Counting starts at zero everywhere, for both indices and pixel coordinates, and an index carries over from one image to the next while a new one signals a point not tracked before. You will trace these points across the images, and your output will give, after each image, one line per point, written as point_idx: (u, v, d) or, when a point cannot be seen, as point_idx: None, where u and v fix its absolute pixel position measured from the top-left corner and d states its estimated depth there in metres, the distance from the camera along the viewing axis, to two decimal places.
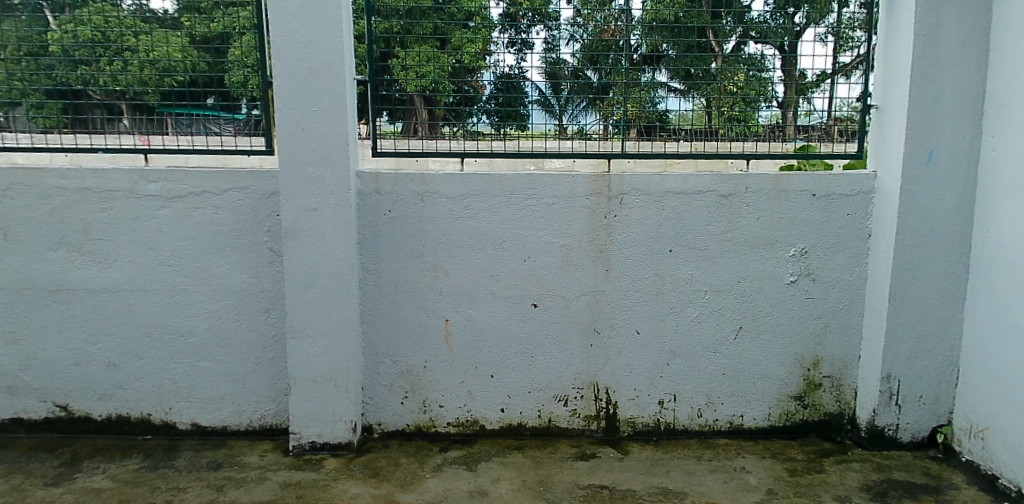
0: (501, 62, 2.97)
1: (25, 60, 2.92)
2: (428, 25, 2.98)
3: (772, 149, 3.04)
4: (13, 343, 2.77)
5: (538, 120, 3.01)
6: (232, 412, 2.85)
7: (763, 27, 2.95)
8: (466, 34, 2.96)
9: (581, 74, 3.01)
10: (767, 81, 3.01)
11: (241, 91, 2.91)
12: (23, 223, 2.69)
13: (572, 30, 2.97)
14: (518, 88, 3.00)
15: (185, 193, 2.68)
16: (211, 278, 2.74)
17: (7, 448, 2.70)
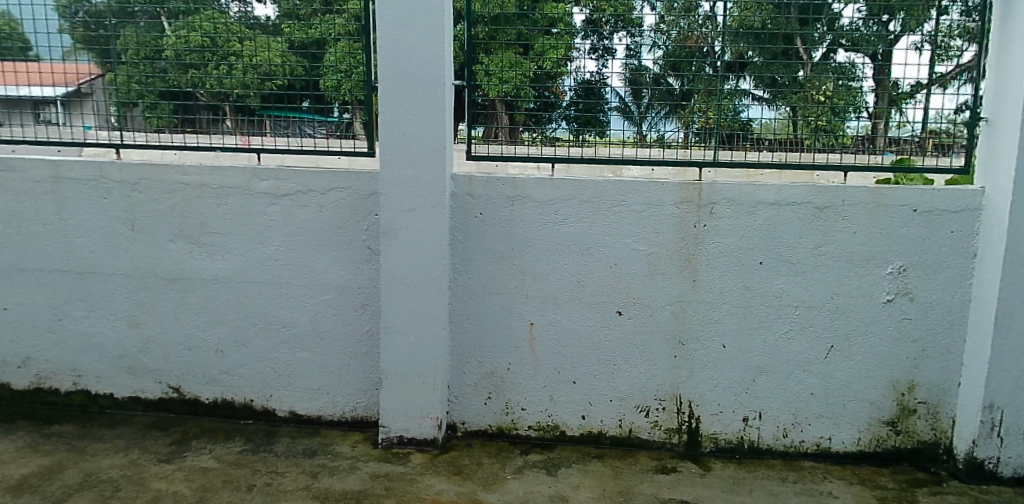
0: (583, 68, 3.00)
1: (142, 64, 3.11)
2: (513, 32, 3.02)
3: (867, 162, 2.90)
4: (136, 326, 2.97)
5: (615, 126, 3.00)
6: (327, 403, 2.95)
7: (853, 35, 2.85)
8: (550, 40, 3.00)
9: (663, 81, 2.97)
10: (857, 91, 2.89)
11: (335, 95, 3.03)
12: (149, 215, 2.88)
13: (654, 36, 2.95)
14: (598, 94, 3.00)
15: (293, 191, 2.81)
16: (312, 273, 2.85)
17: (126, 424, 2.89)
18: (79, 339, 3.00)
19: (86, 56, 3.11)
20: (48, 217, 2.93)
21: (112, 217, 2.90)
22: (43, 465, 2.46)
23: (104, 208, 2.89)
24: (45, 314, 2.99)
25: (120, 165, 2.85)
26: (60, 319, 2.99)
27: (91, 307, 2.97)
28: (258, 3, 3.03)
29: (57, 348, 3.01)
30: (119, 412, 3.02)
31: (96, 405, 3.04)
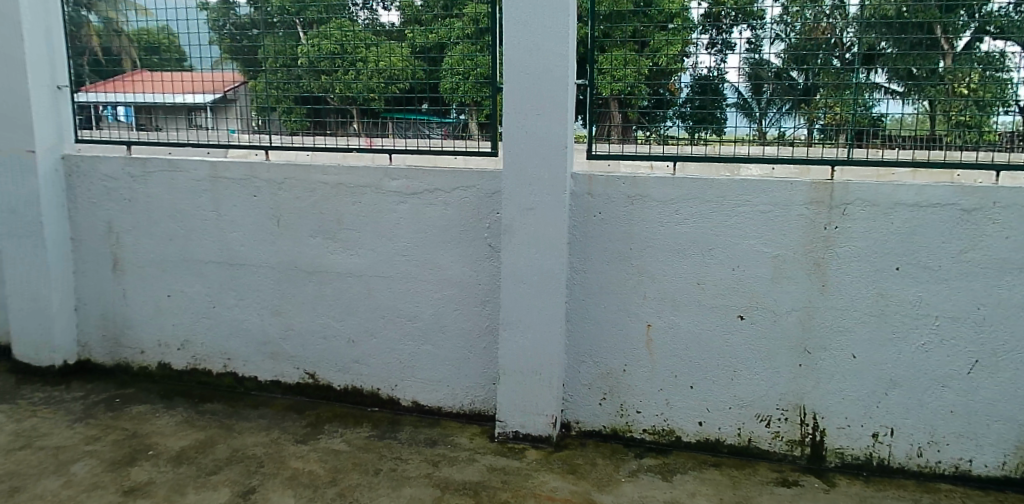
0: (700, 64, 2.91)
1: (280, 71, 3.31)
2: (629, 29, 2.98)
3: (1013, 160, 2.60)
4: (278, 315, 3.19)
5: (733, 123, 2.89)
6: (447, 395, 3.05)
7: (1003, 22, 2.58)
8: (666, 36, 2.93)
9: (786, 76, 2.82)
10: (1008, 83, 2.61)
11: (452, 97, 3.10)
12: (292, 211, 3.09)
13: (778, 28, 2.81)
14: (715, 90, 2.91)
15: (421, 190, 2.92)
16: (437, 269, 2.96)
17: (268, 405, 3.12)
18: (229, 325, 3.27)
19: (231, 65, 3.36)
20: (207, 213, 3.21)
21: (260, 213, 3.14)
22: (199, 438, 2.70)
23: (254, 204, 3.14)
24: (202, 301, 3.28)
25: (269, 165, 3.08)
26: (214, 306, 3.27)
27: (241, 295, 3.23)
28: (383, 10, 3.16)
29: (211, 332, 3.30)
30: (262, 393, 3.27)
31: (242, 386, 3.30)
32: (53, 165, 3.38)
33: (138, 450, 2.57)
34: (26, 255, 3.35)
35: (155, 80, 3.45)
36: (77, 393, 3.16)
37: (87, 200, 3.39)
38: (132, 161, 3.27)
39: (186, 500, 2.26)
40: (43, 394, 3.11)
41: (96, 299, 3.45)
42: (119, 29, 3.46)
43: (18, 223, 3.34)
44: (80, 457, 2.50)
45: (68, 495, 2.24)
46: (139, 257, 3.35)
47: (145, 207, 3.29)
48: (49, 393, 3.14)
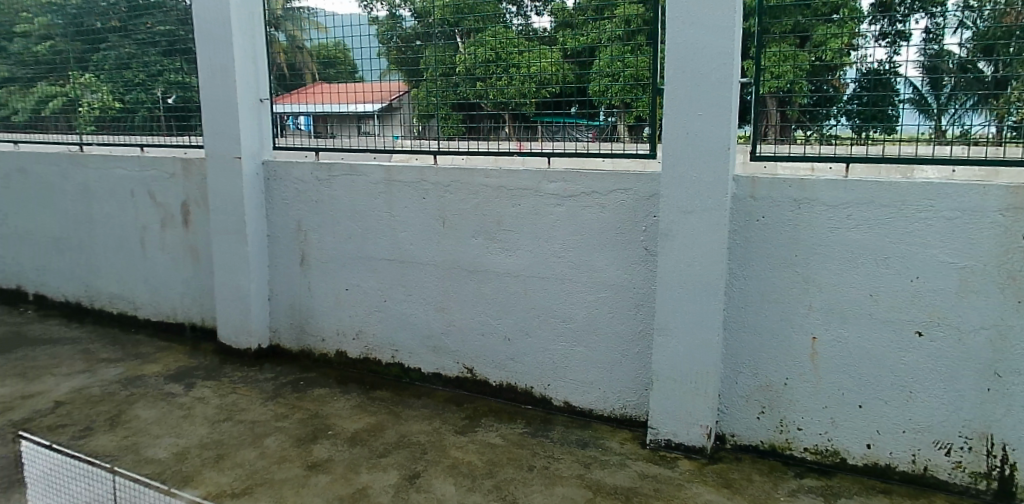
0: (870, 57, 2.69)
1: (440, 79, 3.47)
2: (790, 23, 2.81)
3: None
4: (440, 310, 3.36)
5: (908, 121, 2.65)
6: (598, 397, 3.07)
7: None
8: (830, 30, 2.74)
9: (971, 67, 2.54)
10: None
11: (601, 99, 3.09)
12: (456, 212, 3.25)
13: (963, 14, 2.52)
14: (887, 85, 2.68)
15: (579, 192, 2.95)
16: (593, 271, 2.98)
17: (430, 396, 3.30)
18: (397, 319, 3.49)
19: (397, 75, 3.55)
20: (381, 214, 3.45)
21: (428, 214, 3.32)
22: (370, 422, 2.91)
23: (423, 206, 3.33)
24: (374, 296, 3.53)
25: (437, 169, 3.26)
26: (384, 300, 3.50)
27: (408, 291, 3.43)
28: (537, 15, 3.15)
29: (381, 325, 3.54)
30: (424, 385, 3.46)
31: (407, 377, 3.50)
32: (255, 170, 3.76)
33: (318, 429, 2.81)
34: (231, 249, 3.77)
35: (330, 91, 3.72)
36: (269, 374, 3.51)
37: (281, 201, 3.75)
38: (319, 166, 3.58)
39: (360, 479, 2.44)
40: (242, 374, 3.49)
41: (284, 291, 3.80)
42: (302, 46, 3.80)
43: (225, 221, 3.76)
44: (271, 432, 2.77)
45: (262, 465, 2.49)
46: (322, 253, 3.66)
47: (326, 207, 3.60)
48: (246, 373, 3.51)
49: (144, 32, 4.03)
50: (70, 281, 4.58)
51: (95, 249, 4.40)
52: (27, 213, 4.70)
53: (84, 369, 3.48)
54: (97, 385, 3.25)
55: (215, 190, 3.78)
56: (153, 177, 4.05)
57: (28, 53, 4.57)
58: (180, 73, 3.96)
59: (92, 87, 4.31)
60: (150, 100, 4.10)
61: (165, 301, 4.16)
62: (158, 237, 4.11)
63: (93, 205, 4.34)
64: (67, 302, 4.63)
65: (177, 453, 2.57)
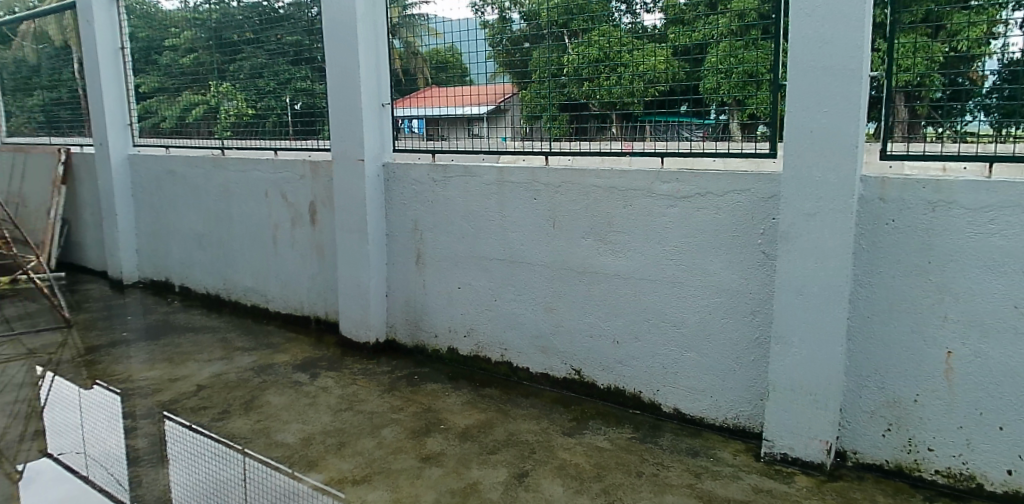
0: (1013, 46, 2.44)
1: (547, 80, 3.47)
2: (920, 12, 2.60)
3: None
4: (550, 311, 3.38)
5: None
6: (710, 406, 2.98)
7: None
8: (968, 17, 2.51)
9: None
10: None
11: (712, 97, 3.00)
12: (568, 213, 3.25)
13: None
14: None
15: (693, 193, 2.89)
16: (706, 275, 2.90)
17: (538, 396, 3.33)
18: (507, 318, 3.54)
19: (505, 78, 3.56)
20: (492, 214, 3.51)
21: (538, 215, 3.35)
22: (480, 419, 2.97)
23: (533, 207, 3.36)
24: (485, 295, 3.60)
25: (549, 170, 3.27)
26: (495, 300, 3.56)
27: (518, 291, 3.47)
28: (647, 12, 3.11)
29: (491, 323, 3.60)
30: (532, 385, 3.49)
31: (516, 376, 3.55)
32: (376, 172, 3.92)
33: (431, 423, 2.90)
34: (353, 247, 3.95)
35: (443, 95, 3.80)
36: (386, 367, 3.66)
37: (400, 202, 3.90)
38: (435, 168, 3.69)
39: (471, 474, 2.49)
40: (361, 366, 3.66)
41: (400, 288, 3.95)
42: (416, 52, 3.90)
43: (349, 220, 3.96)
44: (388, 423, 2.89)
45: (380, 455, 2.60)
46: (437, 252, 3.77)
47: (441, 207, 3.71)
48: (364, 365, 3.68)
49: (276, 43, 4.31)
50: (210, 275, 4.97)
51: (233, 245, 4.76)
52: (176, 212, 5.16)
53: (222, 356, 3.77)
54: (232, 371, 3.51)
55: (340, 191, 3.98)
56: (285, 179, 4.32)
57: (175, 65, 5.00)
58: (306, 80, 4.20)
59: (229, 95, 4.66)
60: (279, 106, 4.37)
61: (293, 295, 4.42)
62: (288, 235, 4.38)
63: (232, 204, 4.69)
64: (208, 293, 5.03)
65: (303, 438, 2.73)
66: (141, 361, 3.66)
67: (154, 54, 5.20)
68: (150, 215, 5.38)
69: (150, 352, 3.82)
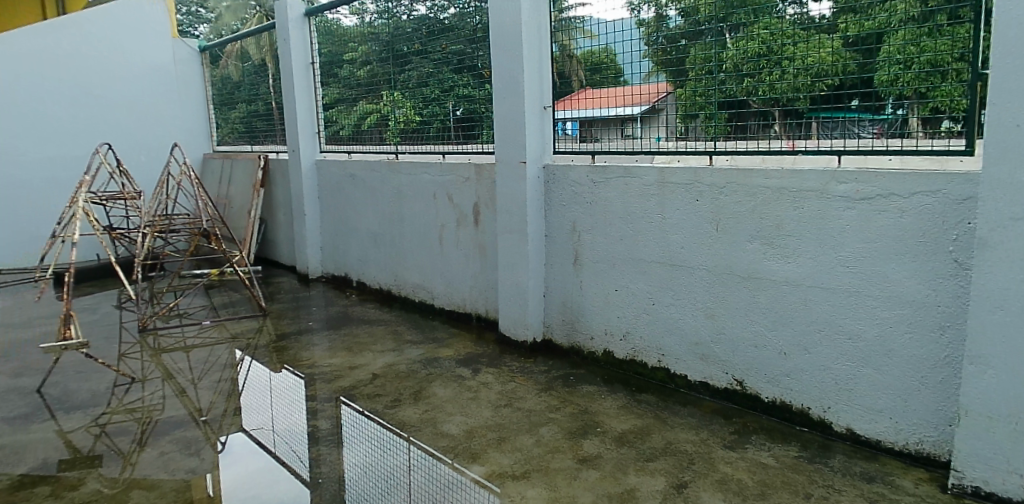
0: None
1: (705, 78, 3.32)
2: None
3: None
4: (711, 317, 3.26)
5: None
6: (889, 428, 2.72)
7: None
8: None
9: None
10: None
11: (888, 90, 2.75)
12: (733, 216, 3.12)
13: None
14: None
15: (874, 195, 2.66)
16: (889, 284, 2.65)
17: (697, 405, 3.23)
18: (666, 323, 3.45)
19: (660, 76, 3.47)
20: (652, 215, 3.44)
21: (701, 217, 3.24)
22: (636, 425, 2.92)
23: (695, 209, 3.25)
24: (643, 298, 3.54)
25: (713, 170, 3.16)
26: (654, 304, 3.49)
27: (678, 296, 3.38)
28: (815, 2, 2.93)
29: (649, 328, 3.53)
30: (690, 393, 3.39)
31: (673, 383, 3.46)
32: (536, 173, 3.97)
33: (588, 425, 2.90)
34: (513, 247, 4.05)
35: (598, 96, 3.78)
36: (543, 367, 3.72)
37: (559, 203, 3.93)
38: (595, 169, 3.68)
39: (628, 480, 2.46)
40: (519, 363, 3.74)
41: (558, 288, 3.99)
42: (572, 54, 3.92)
43: (510, 220, 4.05)
44: (546, 422, 2.93)
45: (538, 453, 2.64)
46: (595, 254, 3.76)
47: (600, 208, 3.69)
48: (522, 363, 3.77)
49: (441, 53, 4.53)
50: (383, 271, 5.33)
51: (404, 244, 5.06)
52: (353, 212, 5.59)
53: (393, 347, 4.03)
54: (402, 362, 3.73)
55: (503, 192, 4.10)
56: (452, 181, 4.53)
57: (352, 77, 5.42)
58: (467, 87, 4.38)
59: (398, 104, 4.97)
60: (443, 113, 4.59)
61: (457, 292, 4.62)
62: (454, 235, 4.59)
63: (404, 205, 5.00)
64: (380, 288, 5.40)
65: (467, 431, 2.84)
66: (322, 348, 4.00)
67: (334, 68, 5.67)
68: (331, 215, 5.88)
69: (330, 340, 4.17)
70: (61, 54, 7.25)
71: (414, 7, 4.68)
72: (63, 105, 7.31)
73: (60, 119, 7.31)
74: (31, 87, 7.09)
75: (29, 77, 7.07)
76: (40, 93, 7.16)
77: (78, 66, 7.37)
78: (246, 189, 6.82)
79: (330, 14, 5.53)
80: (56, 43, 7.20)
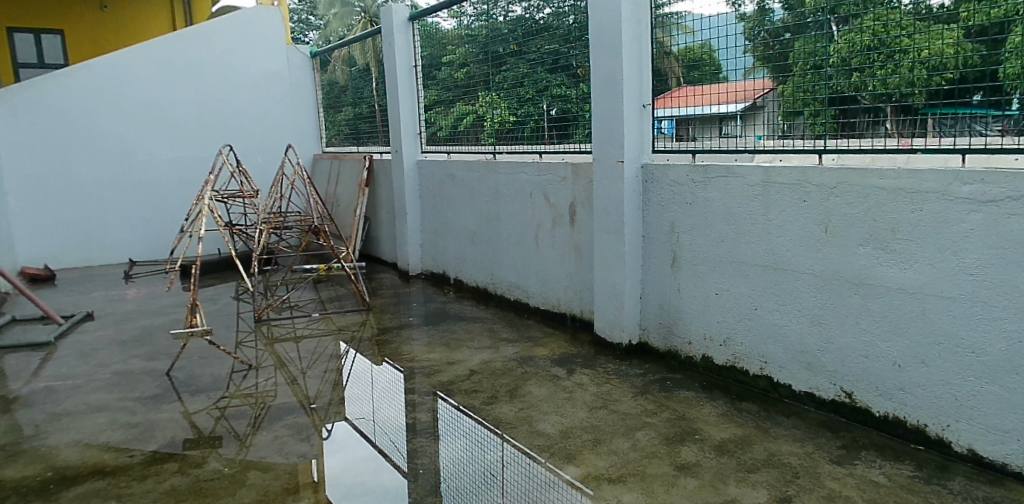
0: None
1: (810, 74, 3.18)
2: None
3: None
4: (818, 324, 3.11)
5: None
6: (1017, 450, 2.50)
7: None
8: None
9: None
10: None
11: (1017, 84, 2.51)
12: (844, 219, 2.96)
13: None
14: None
15: (1002, 196, 2.46)
16: (1021, 293, 2.44)
17: (802, 417, 3.09)
18: (769, 330, 3.32)
19: (762, 72, 3.32)
20: (756, 216, 3.32)
21: (809, 219, 3.10)
22: (737, 434, 2.83)
23: (803, 210, 3.11)
24: (745, 303, 3.42)
25: (823, 169, 3.01)
26: (756, 309, 3.37)
27: (782, 301, 3.25)
28: None
29: (751, 333, 3.41)
30: (794, 403, 3.25)
31: (776, 392, 3.33)
32: (635, 173, 3.90)
33: (686, 432, 2.83)
34: (610, 248, 4.01)
35: (693, 94, 3.68)
36: (638, 370, 3.66)
37: (657, 203, 3.85)
38: (695, 168, 3.59)
39: (728, 490, 2.38)
40: (614, 366, 3.71)
41: (656, 290, 3.92)
42: (669, 51, 3.82)
43: (606, 221, 4.01)
44: (642, 426, 2.88)
45: (635, 457, 2.60)
46: (694, 255, 3.67)
47: (701, 209, 3.59)
48: (617, 365, 3.73)
49: (537, 53, 4.55)
50: (479, 270, 5.42)
51: (500, 243, 5.13)
52: (451, 211, 5.71)
53: (489, 344, 4.09)
54: (498, 360, 3.78)
55: (599, 193, 4.06)
56: (550, 181, 4.53)
57: (450, 79, 5.55)
58: (562, 86, 4.37)
59: (493, 104, 5.03)
60: (537, 113, 4.61)
61: (552, 292, 4.63)
62: (550, 234, 4.60)
63: (500, 204, 5.06)
64: (477, 286, 5.49)
65: (562, 431, 2.84)
66: (421, 343, 4.12)
67: (433, 70, 5.82)
68: (430, 213, 6.04)
69: (429, 336, 4.28)
70: (188, 62, 7.83)
71: (511, 9, 4.72)
72: (189, 110, 7.92)
73: (187, 123, 7.93)
74: (161, 93, 7.73)
75: (160, 84, 7.71)
76: (169, 98, 7.78)
77: (202, 72, 7.93)
78: (352, 188, 7.11)
79: (430, 18, 5.68)
80: (184, 52, 7.79)
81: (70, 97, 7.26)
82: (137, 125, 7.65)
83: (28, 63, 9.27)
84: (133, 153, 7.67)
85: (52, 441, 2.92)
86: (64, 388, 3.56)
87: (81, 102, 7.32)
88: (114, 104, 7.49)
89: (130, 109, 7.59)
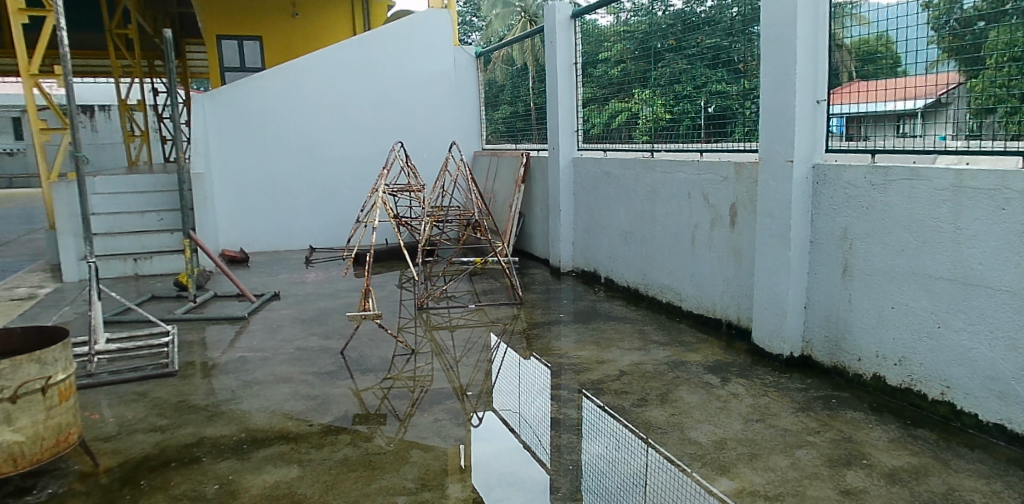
0: None
1: (1007, 67, 2.81)
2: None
3: None
4: (1015, 350, 2.76)
5: None
6: None
7: None
8: None
9: None
10: None
11: None
12: None
13: None
14: None
15: None
16: None
17: (989, 451, 2.76)
18: (954, 351, 3.00)
19: (950, 64, 3.03)
20: (944, 225, 3.01)
21: (1009, 230, 2.76)
22: (911, 463, 2.59)
23: (1002, 220, 2.78)
24: (926, 319, 3.11)
25: None
26: (939, 327, 3.06)
27: (972, 319, 2.92)
28: None
29: (932, 353, 3.10)
30: (980, 435, 2.91)
31: (960, 421, 3.01)
32: (805, 174, 3.66)
33: (852, 455, 2.64)
34: (774, 253, 3.81)
35: (871, 89, 3.39)
36: (800, 384, 3.46)
37: (829, 206, 3.60)
38: (874, 170, 3.31)
39: None
40: (773, 378, 3.53)
41: (823, 300, 3.67)
42: (841, 44, 3.54)
43: (771, 225, 3.81)
44: (804, 444, 2.72)
45: (793, 476, 2.47)
46: (869, 265, 3.40)
47: (880, 215, 3.31)
48: (777, 377, 3.55)
49: (695, 47, 4.42)
50: (631, 270, 5.37)
51: (653, 243, 5.05)
52: (606, 210, 5.69)
53: (640, 346, 4.04)
54: (649, 362, 3.73)
55: (764, 194, 3.86)
56: (709, 180, 4.39)
57: (606, 76, 5.53)
58: (721, 83, 4.26)
59: (648, 101, 4.98)
60: (694, 110, 4.49)
61: (707, 297, 4.50)
62: (707, 236, 4.46)
63: (656, 204, 4.97)
64: (627, 287, 5.45)
65: (716, 441, 2.76)
66: (571, 340, 4.15)
67: (589, 67, 5.83)
68: (583, 211, 6.07)
69: (579, 333, 4.30)
70: (365, 65, 8.38)
71: (670, 3, 4.62)
72: (364, 107, 8.48)
73: (362, 121, 8.51)
74: (342, 92, 8.35)
75: (339, 83, 8.32)
76: (346, 96, 8.38)
77: (378, 72, 8.45)
78: (506, 184, 7.32)
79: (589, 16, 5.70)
80: (361, 54, 8.34)
81: (268, 97, 8.09)
82: (319, 123, 8.34)
83: (233, 66, 10.46)
84: (314, 148, 8.37)
85: (245, 406, 3.28)
86: (255, 359, 3.98)
87: (273, 102, 8.12)
88: (300, 104, 8.23)
89: (314, 108, 8.29)
